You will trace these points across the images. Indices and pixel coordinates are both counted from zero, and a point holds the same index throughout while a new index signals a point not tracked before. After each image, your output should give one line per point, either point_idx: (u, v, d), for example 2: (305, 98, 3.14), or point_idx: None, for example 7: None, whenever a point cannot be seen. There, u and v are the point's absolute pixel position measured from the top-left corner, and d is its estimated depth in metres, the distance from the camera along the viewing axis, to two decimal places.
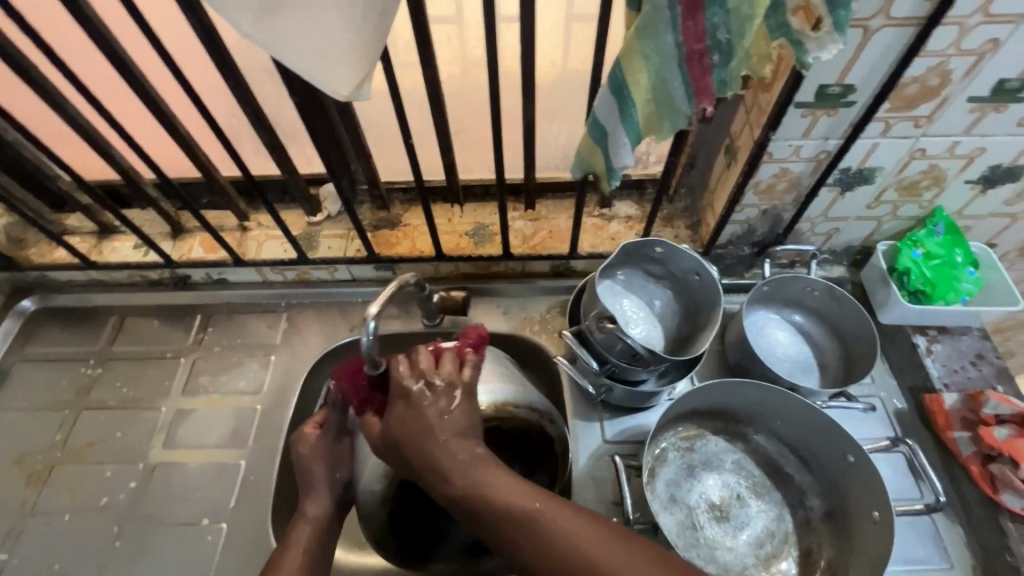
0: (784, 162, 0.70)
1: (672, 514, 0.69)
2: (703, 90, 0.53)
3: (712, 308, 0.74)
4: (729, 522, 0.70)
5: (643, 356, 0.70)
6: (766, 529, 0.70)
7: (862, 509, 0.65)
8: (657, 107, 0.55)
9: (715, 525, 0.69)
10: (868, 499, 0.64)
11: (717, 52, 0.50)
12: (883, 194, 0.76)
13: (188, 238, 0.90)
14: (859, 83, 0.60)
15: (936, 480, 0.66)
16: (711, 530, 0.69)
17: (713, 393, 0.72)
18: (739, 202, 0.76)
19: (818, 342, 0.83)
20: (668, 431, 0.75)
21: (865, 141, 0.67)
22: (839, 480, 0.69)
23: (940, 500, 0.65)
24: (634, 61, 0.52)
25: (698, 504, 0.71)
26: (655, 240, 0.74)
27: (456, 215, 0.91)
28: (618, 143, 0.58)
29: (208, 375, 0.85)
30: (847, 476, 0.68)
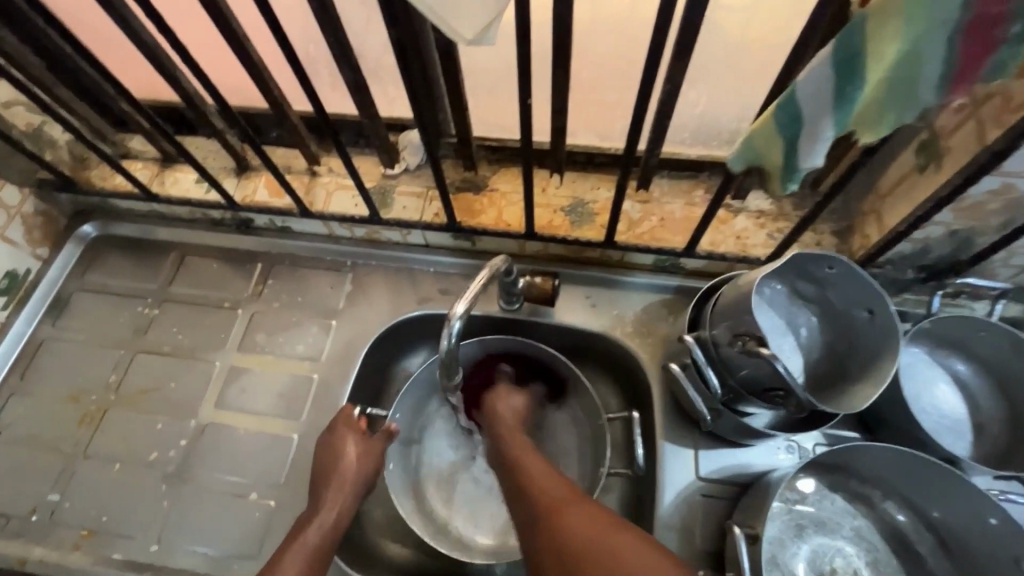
0: (1013, 177, 0.52)
1: None
2: (965, 76, 0.37)
3: (874, 359, 0.59)
4: None
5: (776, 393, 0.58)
6: None
7: None
8: (888, 95, 0.39)
9: None
10: None
11: (1021, 21, 0.33)
12: None
13: (253, 177, 0.81)
14: None
15: None
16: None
17: (849, 449, 0.59)
18: (927, 219, 0.59)
19: (979, 398, 0.68)
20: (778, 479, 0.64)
21: None
22: None
23: None
24: (884, 23, 0.36)
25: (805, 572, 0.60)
26: (830, 258, 0.58)
27: (553, 185, 0.77)
28: (814, 136, 0.43)
29: (266, 333, 0.78)
30: None
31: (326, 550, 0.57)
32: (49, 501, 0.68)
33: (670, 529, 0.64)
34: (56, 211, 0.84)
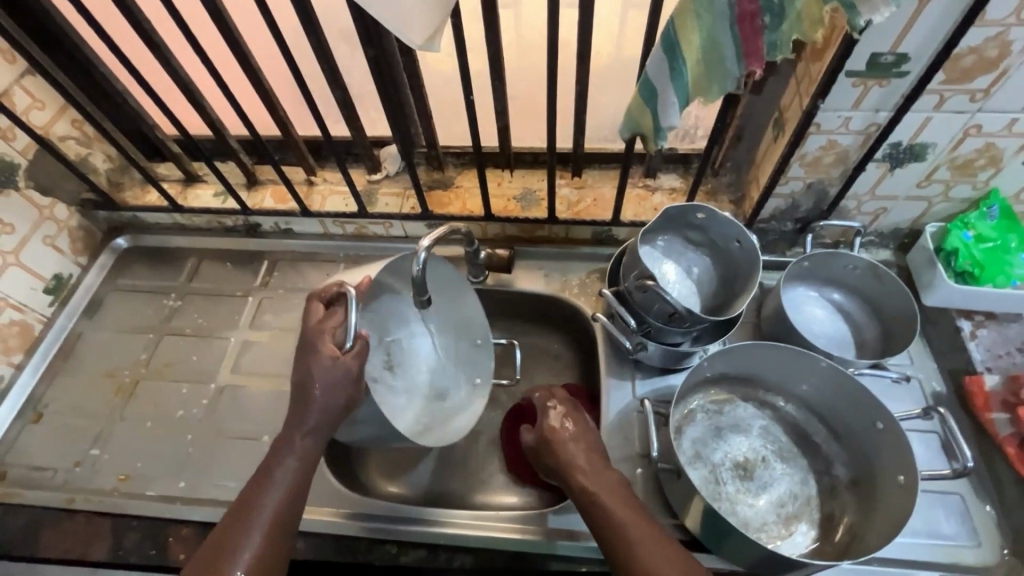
0: (832, 134, 0.71)
1: (697, 469, 0.72)
2: (753, 53, 0.56)
3: (750, 273, 0.76)
4: (753, 482, 0.72)
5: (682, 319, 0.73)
6: (789, 491, 0.72)
7: (888, 475, 0.66)
8: (706, 67, 0.58)
9: (738, 483, 0.72)
10: (895, 463, 0.65)
11: (768, 13, 0.53)
12: (935, 173, 0.75)
13: (261, 188, 0.99)
14: (913, 53, 0.60)
15: (966, 449, 0.66)
16: (736, 486, 0.71)
17: (746, 355, 0.74)
18: (784, 174, 0.77)
19: (856, 319, 0.84)
20: (699, 393, 0.78)
21: (918, 115, 0.68)
22: (867, 447, 0.70)
23: (967, 465, 0.64)
24: (687, 19, 0.55)
25: (722, 462, 0.73)
26: (696, 206, 0.75)
27: (506, 179, 0.96)
28: (667, 102, 0.61)
29: (273, 313, 0.93)
30: (875, 444, 0.69)
31: (289, 505, 0.59)
32: (91, 455, 0.81)
33: (612, 439, 0.77)
34: (95, 226, 1.00)
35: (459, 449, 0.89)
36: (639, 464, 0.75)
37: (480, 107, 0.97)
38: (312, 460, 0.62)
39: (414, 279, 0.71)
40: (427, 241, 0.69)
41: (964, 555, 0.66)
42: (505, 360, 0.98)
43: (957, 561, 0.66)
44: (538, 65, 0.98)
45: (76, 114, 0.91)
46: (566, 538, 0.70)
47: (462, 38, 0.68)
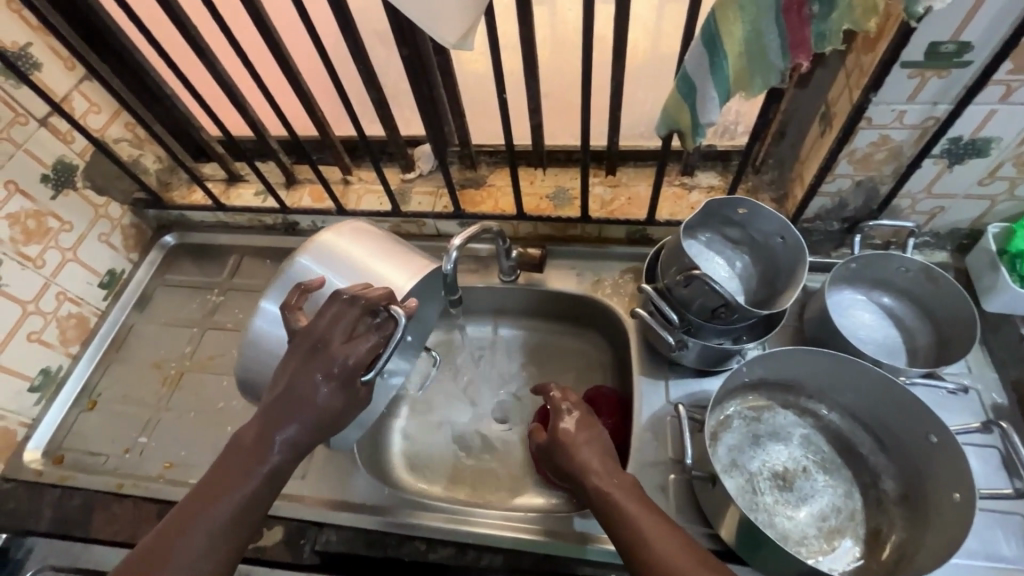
0: (885, 129, 0.67)
1: (733, 477, 0.70)
2: (799, 44, 0.54)
3: (795, 269, 0.73)
4: (793, 493, 0.69)
5: (727, 314, 0.70)
6: (832, 504, 0.68)
7: (942, 491, 0.63)
8: (749, 60, 0.55)
9: (777, 493, 0.69)
10: (950, 479, 0.61)
11: (816, 2, 0.51)
12: (999, 169, 0.70)
13: (300, 188, 1.01)
14: (977, 41, 0.56)
15: None
16: (775, 497, 0.69)
17: (788, 359, 0.71)
18: (831, 171, 0.73)
19: (907, 325, 0.79)
20: (736, 398, 0.75)
21: (981, 108, 0.63)
22: (919, 460, 0.66)
23: None
24: (728, 11, 0.53)
25: (760, 471, 0.70)
26: (737, 201, 0.73)
27: (539, 177, 0.95)
28: (706, 98, 0.59)
29: None
30: (928, 457, 0.65)
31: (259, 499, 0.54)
32: (139, 443, 0.85)
33: (644, 443, 0.76)
34: (145, 224, 1.05)
35: (488, 448, 0.89)
36: (671, 470, 0.73)
37: (514, 105, 0.97)
38: (289, 466, 0.56)
39: (445, 274, 0.73)
40: (459, 240, 0.72)
41: None
42: (536, 359, 0.97)
43: None
44: (573, 61, 0.97)
45: (128, 118, 0.95)
46: (596, 542, 0.69)
47: (495, 36, 0.67)
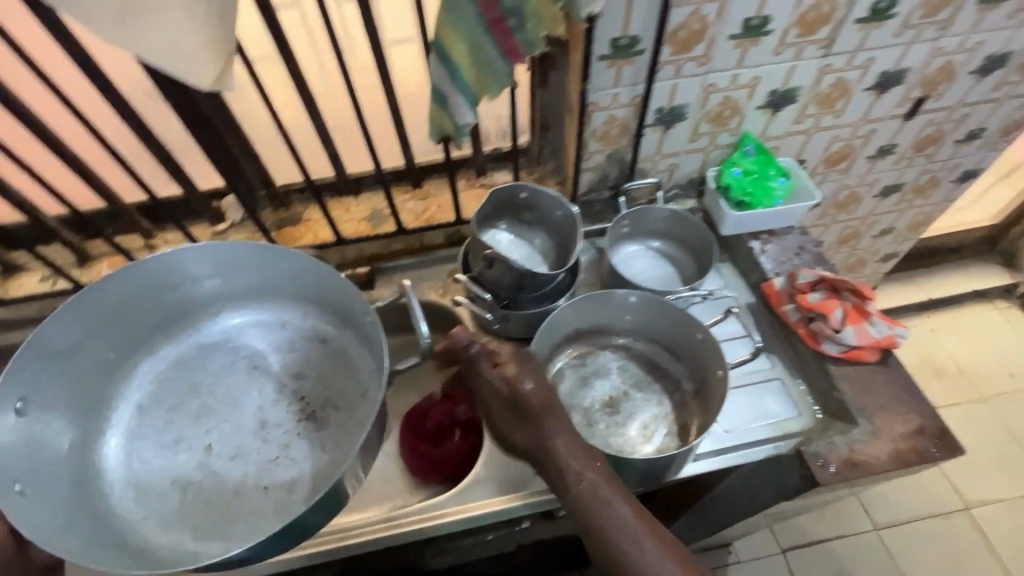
0: (609, 109, 0.85)
1: (571, 417, 0.81)
2: (512, 51, 0.67)
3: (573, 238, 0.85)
4: (619, 414, 0.82)
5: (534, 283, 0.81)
6: (650, 415, 0.82)
7: (713, 373, 0.79)
8: (479, 69, 0.67)
9: (607, 418, 0.81)
10: (715, 360, 0.78)
11: (511, 17, 0.64)
12: (699, 127, 0.92)
13: (96, 263, 0.95)
14: (641, 35, 0.75)
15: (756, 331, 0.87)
16: (608, 422, 0.81)
17: (587, 307, 0.84)
18: (584, 149, 0.90)
19: (675, 258, 0.98)
20: (561, 352, 0.87)
21: (666, 83, 0.83)
22: (697, 357, 0.82)
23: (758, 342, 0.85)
24: (448, 31, 0.64)
25: (592, 405, 0.82)
26: (519, 186, 0.85)
27: (353, 205, 1.00)
28: (457, 103, 0.70)
29: None
30: (700, 352, 0.81)
31: None
32: None
33: None
34: None
35: None
36: None
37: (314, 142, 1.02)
38: None
39: None
40: None
41: (790, 424, 0.79)
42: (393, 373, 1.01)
43: (786, 430, 0.79)
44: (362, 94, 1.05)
45: None
46: (466, 512, 0.75)
47: None
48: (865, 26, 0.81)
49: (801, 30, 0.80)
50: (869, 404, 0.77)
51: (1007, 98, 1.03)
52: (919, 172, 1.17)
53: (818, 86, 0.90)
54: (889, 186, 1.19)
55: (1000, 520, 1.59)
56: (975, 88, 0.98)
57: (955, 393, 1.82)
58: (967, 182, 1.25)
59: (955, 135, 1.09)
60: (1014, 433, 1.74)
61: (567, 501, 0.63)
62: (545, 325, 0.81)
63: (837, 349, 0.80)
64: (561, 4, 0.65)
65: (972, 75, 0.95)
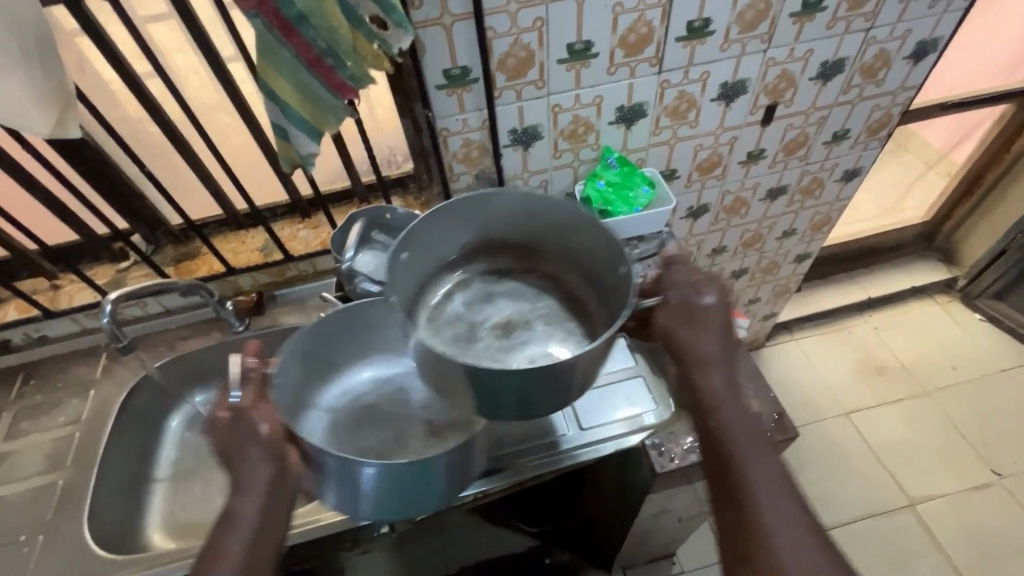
0: (463, 133, 0.91)
1: (454, 326, 0.80)
2: (341, 87, 0.74)
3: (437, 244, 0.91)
4: (509, 335, 0.78)
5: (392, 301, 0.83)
6: (542, 342, 0.78)
7: (614, 274, 0.75)
8: (311, 104, 0.74)
9: (494, 337, 0.78)
10: (615, 262, 0.74)
11: (328, 57, 0.70)
12: (558, 145, 0.98)
13: (3, 306, 1.01)
14: (469, 65, 0.82)
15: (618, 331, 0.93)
16: (490, 342, 0.78)
17: (483, 220, 0.81)
18: (449, 172, 0.96)
19: None
20: (475, 266, 0.87)
21: (511, 107, 0.90)
22: (609, 289, 0.77)
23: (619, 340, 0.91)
24: (271, 75, 0.70)
25: (483, 321, 0.81)
26: (383, 209, 0.90)
27: (248, 237, 1.07)
28: (297, 137, 0.77)
29: (30, 419, 0.94)
30: (612, 278, 0.76)
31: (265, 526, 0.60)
32: None
33: None
34: None
35: None
36: None
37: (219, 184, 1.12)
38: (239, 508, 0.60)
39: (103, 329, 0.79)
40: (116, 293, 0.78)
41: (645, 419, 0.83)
42: None
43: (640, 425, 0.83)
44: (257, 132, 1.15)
45: None
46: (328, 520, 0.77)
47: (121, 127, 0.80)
48: (687, 43, 0.88)
49: (626, 51, 0.87)
50: None
51: (859, 99, 1.09)
52: (798, 174, 1.23)
53: (663, 100, 0.96)
54: (773, 189, 1.25)
55: (946, 516, 1.57)
56: (822, 92, 1.04)
57: (898, 389, 1.83)
58: (852, 181, 1.30)
59: (821, 137, 1.15)
60: (958, 426, 1.74)
61: (716, 462, 0.61)
62: (461, 207, 0.77)
63: None
64: (376, 45, 0.73)
65: (813, 81, 1.02)
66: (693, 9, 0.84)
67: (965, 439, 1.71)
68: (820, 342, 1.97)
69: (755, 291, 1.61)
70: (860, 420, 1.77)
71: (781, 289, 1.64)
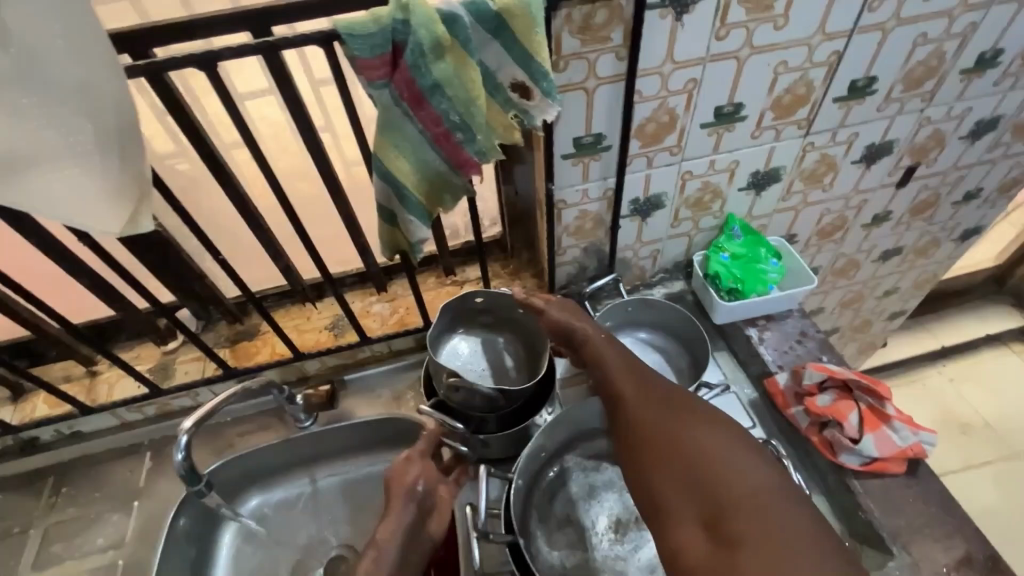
0: (580, 205, 0.78)
1: (565, 535, 0.70)
2: (465, 163, 0.60)
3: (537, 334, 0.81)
4: (623, 543, 0.69)
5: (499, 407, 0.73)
6: (658, 552, 0.69)
7: None
8: (429, 184, 0.61)
9: (609, 547, 0.69)
10: None
11: (458, 131, 0.57)
12: (679, 214, 0.86)
13: (30, 397, 0.87)
14: (605, 132, 0.69)
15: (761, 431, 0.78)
16: (605, 550, 0.69)
17: (574, 413, 0.73)
18: (557, 245, 0.83)
19: (667, 350, 0.89)
20: (573, 452, 0.76)
21: (639, 174, 0.77)
22: None
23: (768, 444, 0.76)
24: (389, 152, 0.58)
25: (595, 525, 0.71)
26: (472, 291, 0.80)
27: (315, 312, 0.93)
28: (408, 222, 0.63)
29: (63, 541, 0.79)
30: None
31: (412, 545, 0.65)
32: None
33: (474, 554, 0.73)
34: None
35: None
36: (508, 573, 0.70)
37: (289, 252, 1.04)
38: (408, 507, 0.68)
39: (180, 476, 0.65)
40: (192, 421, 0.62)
41: None
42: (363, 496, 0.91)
43: None
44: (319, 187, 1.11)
45: None
46: None
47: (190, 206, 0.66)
48: (845, 104, 0.76)
49: (778, 113, 0.74)
50: (902, 528, 0.66)
51: (1001, 157, 0.97)
52: (918, 235, 1.11)
53: (802, 163, 0.84)
54: (888, 250, 1.12)
55: None
56: (967, 151, 0.92)
57: (984, 449, 1.70)
58: (969, 239, 1.18)
59: (952, 196, 1.03)
60: None
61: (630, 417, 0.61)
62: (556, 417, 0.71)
63: (858, 461, 0.70)
64: (512, 115, 0.60)
65: (962, 140, 0.90)
66: (862, 67, 0.72)
67: None
68: (893, 397, 1.84)
69: (842, 349, 1.48)
70: (948, 486, 1.63)
71: (867, 346, 1.51)
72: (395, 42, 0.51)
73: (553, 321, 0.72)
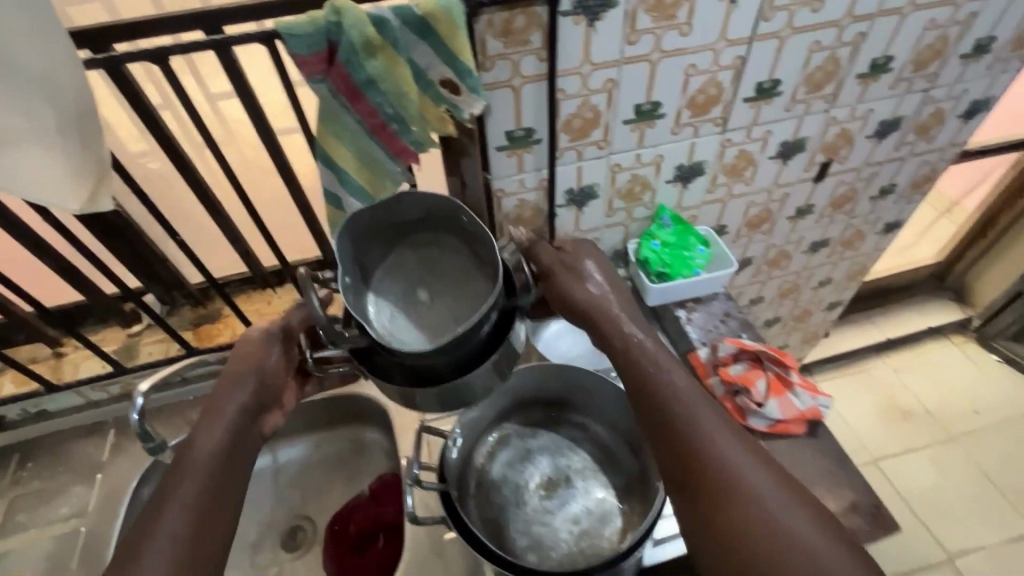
0: (518, 194, 0.86)
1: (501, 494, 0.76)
2: (402, 151, 0.67)
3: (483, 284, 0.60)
4: (553, 500, 0.76)
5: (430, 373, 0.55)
6: (585, 508, 0.75)
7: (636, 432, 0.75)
8: (369, 170, 0.68)
9: (539, 504, 0.75)
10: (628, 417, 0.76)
11: (393, 122, 0.64)
12: (613, 204, 0.93)
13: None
14: (534, 126, 0.76)
15: None
16: (536, 506, 0.75)
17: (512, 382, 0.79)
18: (500, 233, 0.90)
19: None
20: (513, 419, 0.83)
21: (570, 166, 0.84)
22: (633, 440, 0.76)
23: None
24: (330, 140, 0.64)
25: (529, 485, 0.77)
26: (461, 205, 0.58)
27: (275, 297, 0.98)
28: (351, 205, 0.69)
29: (27, 511, 0.83)
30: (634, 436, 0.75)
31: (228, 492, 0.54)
32: None
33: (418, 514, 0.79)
34: None
35: None
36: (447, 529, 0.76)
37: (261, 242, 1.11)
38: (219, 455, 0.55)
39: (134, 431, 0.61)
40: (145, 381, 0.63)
41: None
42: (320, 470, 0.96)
43: None
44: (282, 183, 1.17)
45: None
46: None
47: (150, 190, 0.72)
48: (755, 103, 0.85)
49: (693, 111, 0.83)
50: (800, 481, 0.74)
51: (909, 155, 1.07)
52: (842, 228, 1.20)
53: (723, 158, 0.92)
54: (816, 242, 1.21)
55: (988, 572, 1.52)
56: (876, 149, 1.02)
57: (923, 434, 1.80)
58: (892, 233, 1.28)
59: (869, 191, 1.12)
60: (988, 473, 1.71)
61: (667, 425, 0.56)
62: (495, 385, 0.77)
63: (763, 422, 0.78)
64: (443, 108, 0.66)
65: (869, 139, 0.99)
66: (765, 70, 0.80)
67: (997, 487, 1.68)
68: (840, 386, 1.94)
69: (785, 339, 1.57)
70: (890, 468, 1.73)
71: (810, 336, 1.61)
72: (330, 41, 0.58)
73: (564, 289, 0.65)
